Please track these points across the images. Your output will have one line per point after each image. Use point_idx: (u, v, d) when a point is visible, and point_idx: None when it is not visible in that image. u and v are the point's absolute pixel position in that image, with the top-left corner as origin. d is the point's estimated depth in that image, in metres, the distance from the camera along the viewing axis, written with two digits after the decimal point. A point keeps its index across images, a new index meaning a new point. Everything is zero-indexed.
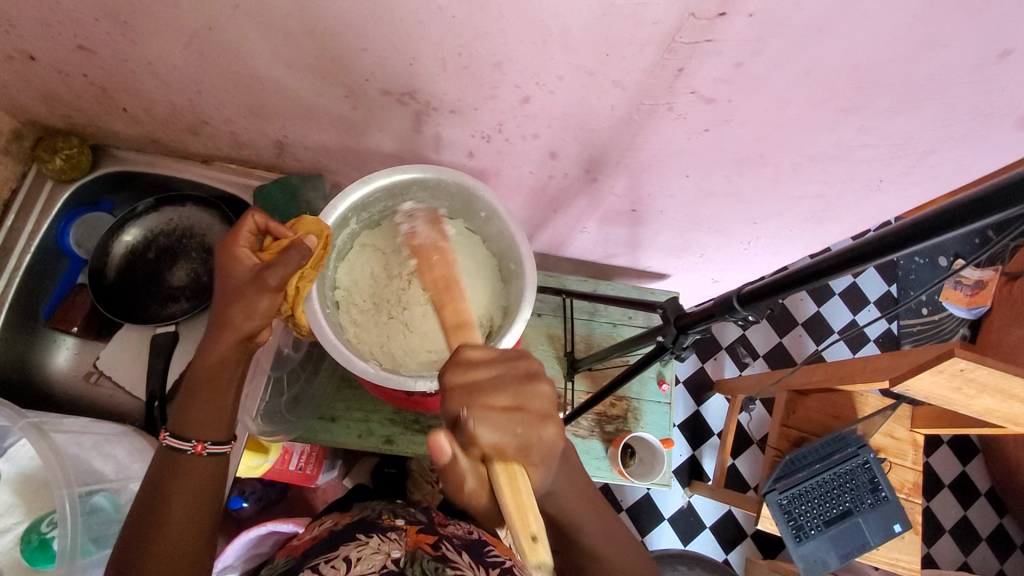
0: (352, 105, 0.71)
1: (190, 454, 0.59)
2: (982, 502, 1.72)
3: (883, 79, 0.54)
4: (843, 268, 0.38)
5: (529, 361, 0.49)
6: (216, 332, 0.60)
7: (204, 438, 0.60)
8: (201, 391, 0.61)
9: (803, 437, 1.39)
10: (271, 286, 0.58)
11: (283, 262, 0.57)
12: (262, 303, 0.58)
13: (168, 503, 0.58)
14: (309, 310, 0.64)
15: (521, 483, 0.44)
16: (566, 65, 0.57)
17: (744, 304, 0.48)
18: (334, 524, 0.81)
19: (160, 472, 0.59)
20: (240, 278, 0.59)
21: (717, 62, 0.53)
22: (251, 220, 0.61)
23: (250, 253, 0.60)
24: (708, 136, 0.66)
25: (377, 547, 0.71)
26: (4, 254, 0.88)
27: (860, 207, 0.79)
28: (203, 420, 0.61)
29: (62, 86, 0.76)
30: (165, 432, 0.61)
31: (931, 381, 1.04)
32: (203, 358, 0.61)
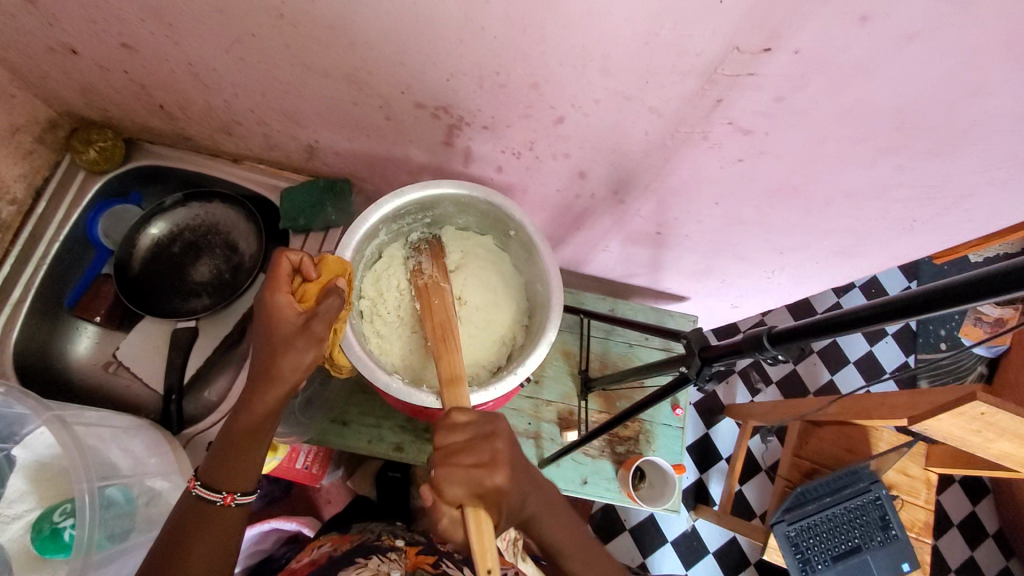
0: (386, 116, 0.71)
1: (219, 505, 0.58)
2: (992, 547, 1.68)
3: (925, 122, 0.53)
4: (873, 320, 0.37)
5: (496, 422, 0.53)
6: (261, 382, 0.58)
7: (232, 489, 0.59)
8: (238, 442, 0.59)
9: (815, 469, 1.38)
10: (319, 337, 0.56)
11: (328, 312, 0.56)
12: (309, 354, 0.57)
13: (192, 538, 0.57)
14: (348, 346, 0.62)
15: (483, 523, 0.48)
16: (604, 90, 0.57)
17: (775, 342, 0.47)
18: (332, 547, 0.82)
19: (185, 514, 0.58)
20: (284, 327, 0.56)
21: (758, 96, 0.53)
22: (287, 261, 0.58)
23: (290, 299, 0.57)
24: (741, 166, 0.65)
25: (376, 567, 0.72)
26: (33, 240, 0.89)
27: (889, 245, 0.78)
28: (236, 469, 0.59)
29: (101, 80, 0.77)
30: (195, 480, 0.59)
31: (950, 423, 1.02)
32: (246, 413, 0.59)
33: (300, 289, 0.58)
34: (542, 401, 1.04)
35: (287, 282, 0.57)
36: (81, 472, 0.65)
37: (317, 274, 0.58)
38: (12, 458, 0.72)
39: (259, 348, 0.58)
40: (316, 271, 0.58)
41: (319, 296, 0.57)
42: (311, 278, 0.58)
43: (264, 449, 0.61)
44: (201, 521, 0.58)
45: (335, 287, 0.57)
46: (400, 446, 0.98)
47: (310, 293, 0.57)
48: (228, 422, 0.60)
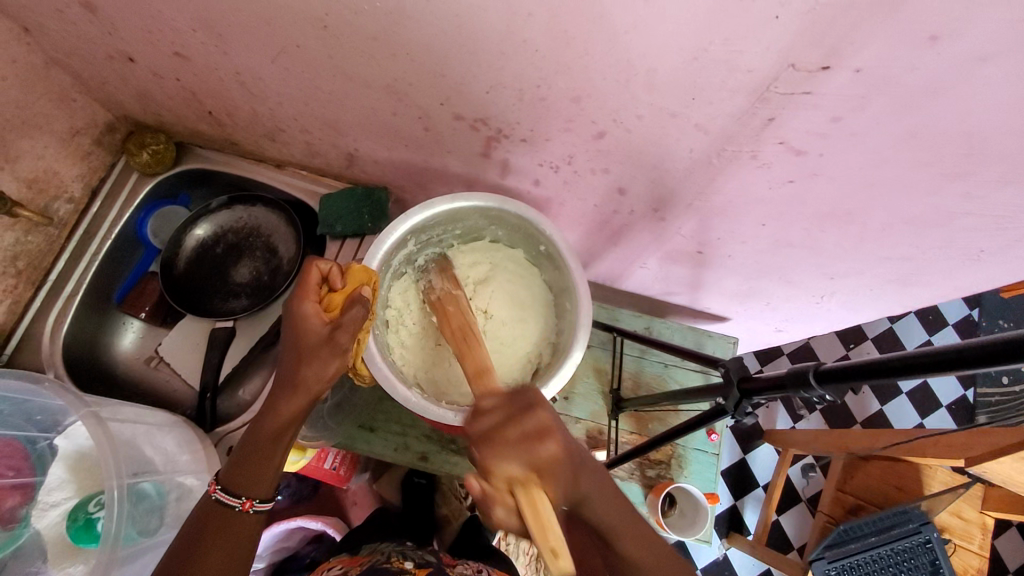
0: (425, 126, 0.71)
1: (238, 511, 0.58)
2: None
3: (999, 148, 0.49)
4: (944, 366, 0.35)
5: (533, 393, 0.49)
6: (287, 391, 0.58)
7: (253, 494, 0.59)
8: (260, 447, 0.59)
9: (859, 506, 1.29)
10: (344, 348, 0.57)
11: (353, 322, 0.57)
12: (333, 365, 0.57)
13: (209, 545, 0.57)
14: (370, 357, 0.62)
15: (543, 511, 0.42)
16: (647, 105, 0.55)
17: (822, 380, 0.45)
18: (342, 571, 0.81)
19: (205, 519, 0.58)
20: (310, 336, 0.56)
21: (813, 115, 0.50)
22: (317, 270, 0.58)
23: (318, 308, 0.57)
24: (792, 188, 0.62)
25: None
26: (87, 237, 0.93)
27: (952, 275, 0.73)
28: (256, 474, 0.59)
29: (155, 86, 0.80)
30: (216, 485, 0.60)
31: (1013, 467, 0.94)
32: (273, 418, 0.59)
33: (327, 299, 0.58)
34: (571, 419, 1.01)
35: (315, 291, 0.58)
36: (112, 468, 0.66)
37: (344, 283, 0.59)
38: (54, 447, 0.75)
39: (286, 355, 0.58)
40: (344, 280, 0.59)
41: (345, 305, 0.57)
42: (338, 287, 0.58)
43: (287, 455, 0.61)
44: (221, 530, 0.58)
45: (360, 296, 0.58)
46: (425, 456, 0.98)
47: (337, 302, 0.58)
48: (252, 426, 0.61)
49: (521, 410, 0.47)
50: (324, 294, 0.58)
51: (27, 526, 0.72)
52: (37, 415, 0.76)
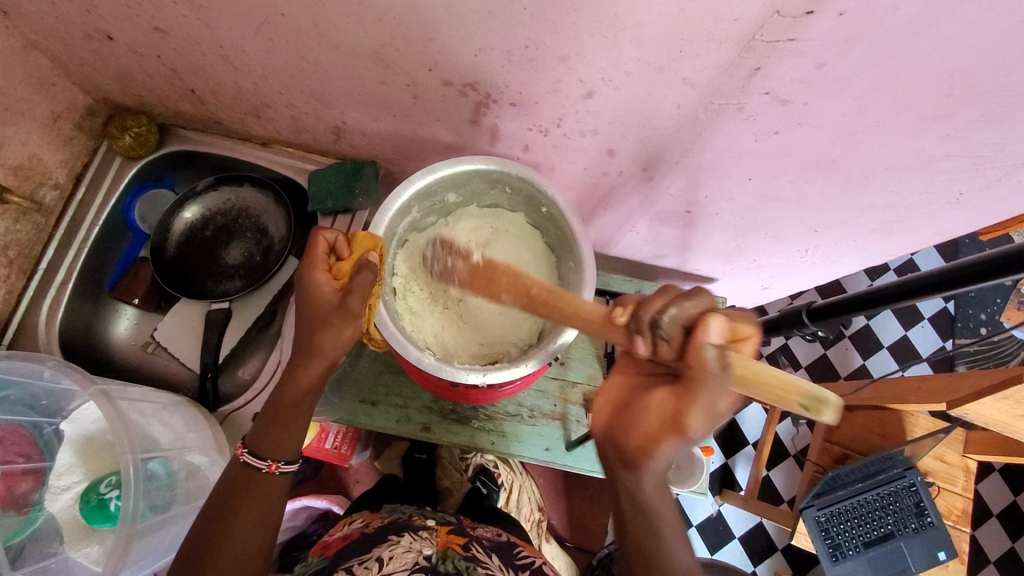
0: (413, 95, 0.71)
1: (264, 473, 0.60)
2: (996, 526, 1.72)
3: (977, 87, 0.51)
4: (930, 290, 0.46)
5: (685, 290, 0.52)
6: (304, 359, 0.59)
7: (277, 457, 0.60)
8: (282, 413, 0.61)
9: (846, 454, 1.35)
10: (355, 313, 0.56)
11: (362, 287, 0.56)
12: (348, 331, 0.57)
13: (240, 502, 0.58)
14: (381, 322, 0.63)
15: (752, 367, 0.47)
16: (635, 61, 0.56)
17: (803, 327, 0.50)
18: (364, 524, 0.84)
19: (234, 482, 0.60)
20: (321, 304, 0.57)
21: (798, 63, 0.51)
22: (324, 240, 0.59)
23: (328, 276, 0.57)
24: (777, 139, 0.63)
25: (408, 545, 0.74)
26: (74, 224, 0.92)
27: (932, 221, 0.75)
28: (283, 437, 0.61)
29: (135, 66, 0.79)
30: (243, 448, 0.61)
31: (994, 406, 0.99)
32: (291, 385, 0.60)
33: (336, 267, 0.58)
34: (568, 383, 1.04)
35: (323, 261, 0.58)
36: (126, 445, 0.67)
37: (350, 252, 0.59)
38: (61, 431, 0.75)
39: (300, 324, 0.59)
40: (350, 248, 0.59)
41: (352, 272, 0.57)
42: (344, 255, 0.59)
43: (306, 421, 0.62)
44: (249, 491, 0.59)
45: (367, 263, 0.58)
46: (427, 426, 1.00)
47: (345, 270, 0.58)
48: (270, 396, 0.62)
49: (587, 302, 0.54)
50: (332, 263, 0.58)
51: (40, 510, 0.73)
52: (42, 400, 0.76)
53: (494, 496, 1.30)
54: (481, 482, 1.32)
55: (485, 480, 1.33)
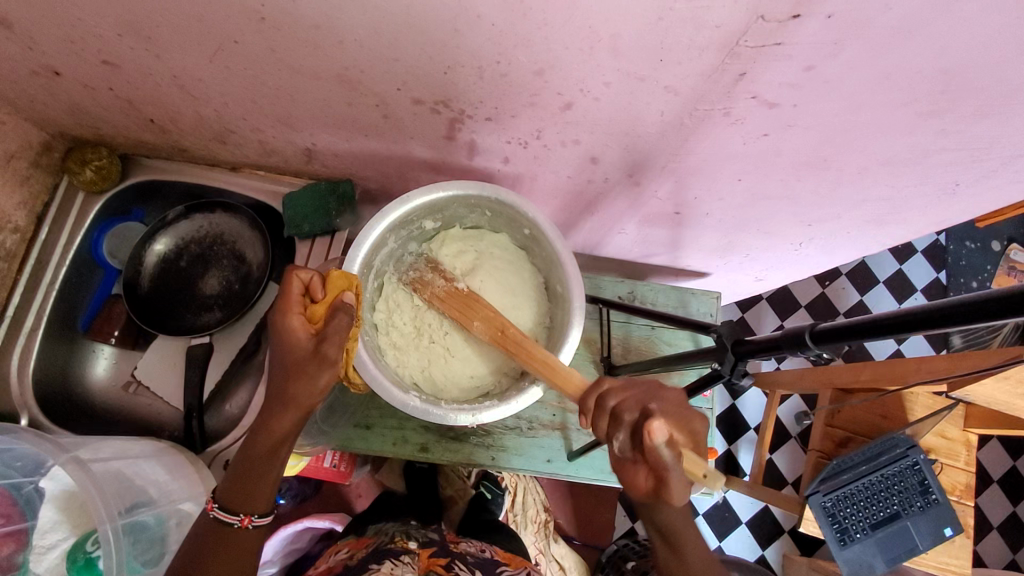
0: (383, 114, 0.67)
1: (237, 528, 0.57)
2: (997, 492, 1.74)
3: (974, 82, 0.48)
4: (930, 323, 0.37)
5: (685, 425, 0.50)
6: (278, 407, 0.56)
7: (251, 510, 0.57)
8: (255, 464, 0.57)
9: (849, 438, 1.34)
10: (331, 359, 0.54)
11: (338, 331, 0.53)
12: (323, 377, 0.54)
13: (212, 561, 0.56)
14: (361, 365, 0.60)
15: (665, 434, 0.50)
16: (614, 72, 0.53)
17: (818, 340, 0.45)
18: (348, 554, 0.82)
19: (205, 539, 0.56)
20: (296, 351, 0.54)
21: (785, 66, 0.48)
22: (298, 280, 0.54)
23: (302, 321, 0.53)
24: (767, 141, 0.61)
25: (389, 571, 0.71)
26: (41, 265, 0.88)
27: (928, 211, 0.73)
28: (255, 489, 0.57)
29: (88, 99, 0.74)
30: (213, 502, 0.58)
31: (996, 386, 0.98)
32: (263, 436, 0.57)
33: (311, 310, 0.54)
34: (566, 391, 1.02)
35: (298, 303, 0.54)
36: (103, 508, 0.64)
37: (325, 294, 0.54)
38: (41, 490, 0.72)
39: (274, 370, 0.56)
40: (324, 289, 0.55)
41: (327, 316, 0.54)
42: (319, 298, 0.54)
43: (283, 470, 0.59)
44: (218, 547, 0.56)
45: (344, 305, 0.54)
46: (425, 447, 0.98)
47: (321, 313, 0.54)
48: (244, 445, 0.58)
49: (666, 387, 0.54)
50: (307, 305, 0.54)
51: (26, 573, 0.70)
52: (17, 463, 0.73)
53: (498, 500, 1.30)
54: (485, 488, 1.32)
55: (489, 485, 1.34)
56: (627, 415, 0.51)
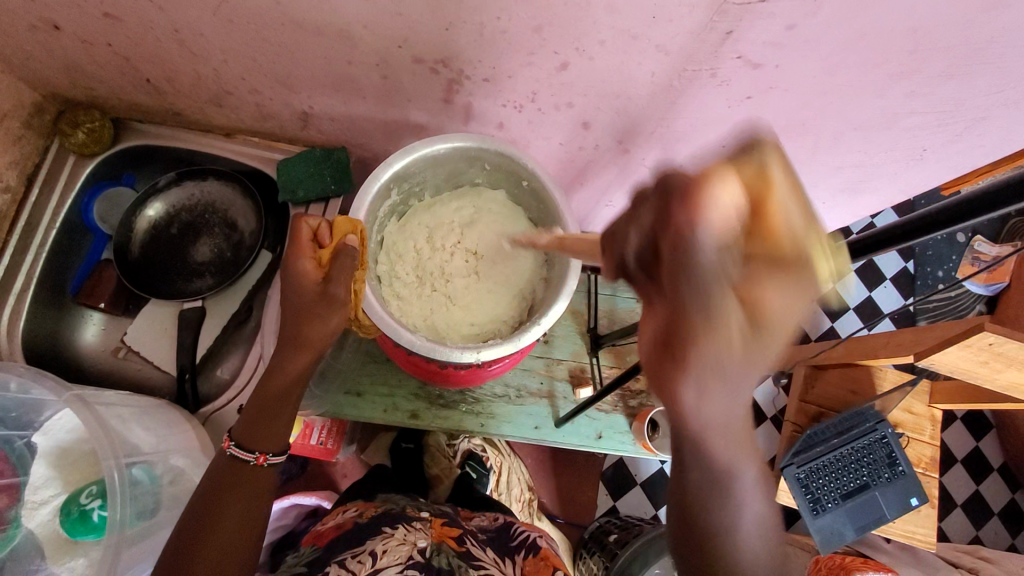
0: (382, 74, 0.69)
1: (252, 465, 0.58)
2: (961, 470, 1.83)
3: (941, 41, 0.52)
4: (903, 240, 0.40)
5: (752, 165, 0.34)
6: (292, 349, 0.57)
7: (266, 449, 0.59)
8: (268, 405, 0.59)
9: (821, 412, 1.42)
10: (339, 300, 0.55)
11: (344, 273, 0.55)
12: (334, 319, 0.56)
13: (226, 500, 0.56)
14: (368, 306, 0.61)
15: (770, 306, 0.34)
16: (609, 29, 0.56)
17: (798, 273, 0.49)
18: (358, 512, 0.84)
19: (220, 473, 0.58)
20: (306, 293, 0.55)
21: (769, 25, 0.52)
22: (306, 225, 0.57)
23: (312, 264, 0.56)
24: (750, 104, 0.64)
25: (403, 538, 0.75)
26: (31, 229, 0.88)
27: (899, 179, 0.78)
28: (267, 430, 0.59)
29: (85, 56, 0.75)
30: (229, 441, 0.59)
31: (959, 354, 1.04)
32: (268, 382, 0.59)
33: (318, 255, 0.57)
34: (553, 360, 1.05)
35: (308, 248, 0.56)
36: (109, 452, 0.66)
37: (331, 238, 0.57)
38: (32, 445, 0.73)
39: (285, 316, 0.57)
40: (331, 234, 0.57)
41: (332, 258, 0.55)
42: (325, 243, 0.57)
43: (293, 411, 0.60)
44: (235, 484, 0.57)
45: (347, 247, 0.56)
46: (415, 413, 1.00)
47: (327, 257, 0.56)
48: (258, 386, 0.60)
49: (751, 158, 0.35)
50: (316, 249, 0.57)
51: (18, 527, 0.70)
52: (11, 412, 0.72)
53: (483, 479, 1.32)
54: (471, 467, 1.34)
55: (475, 464, 1.36)
56: (678, 186, 0.34)
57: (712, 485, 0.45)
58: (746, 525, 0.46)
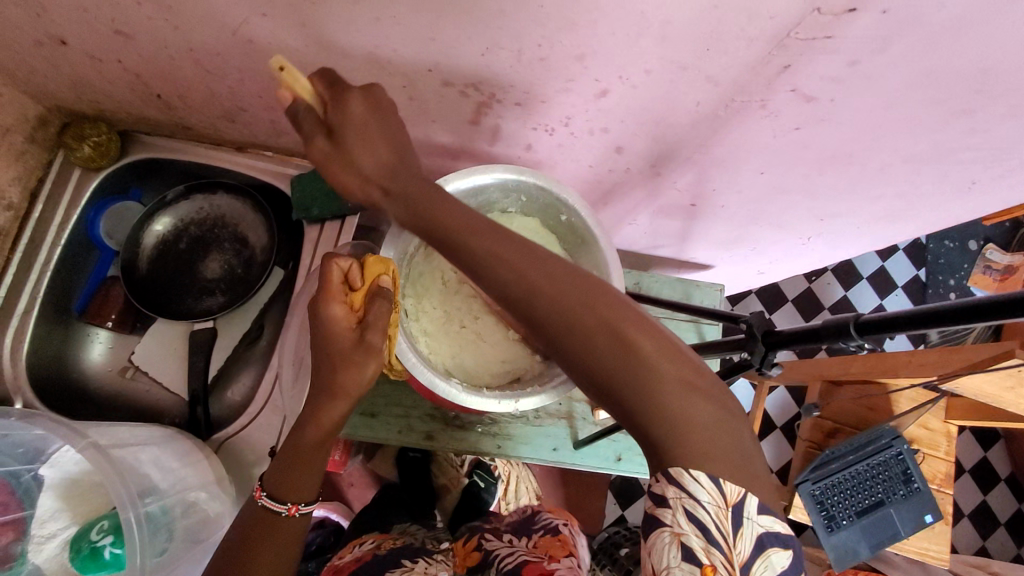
0: (409, 96, 0.66)
1: (285, 515, 0.57)
2: (969, 481, 1.82)
3: (1012, 81, 0.49)
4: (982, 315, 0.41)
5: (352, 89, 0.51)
6: (326, 398, 0.54)
7: (298, 499, 0.57)
8: (302, 455, 0.57)
9: (837, 429, 1.39)
10: (377, 348, 0.53)
11: (381, 318, 0.53)
12: (370, 367, 0.53)
13: (254, 555, 0.55)
14: (401, 353, 0.62)
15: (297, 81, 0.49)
16: (657, 59, 0.52)
17: (861, 331, 0.49)
18: (375, 545, 0.82)
19: (251, 526, 0.57)
20: (340, 341, 0.53)
21: (831, 60, 0.49)
22: (337, 267, 0.54)
23: (345, 309, 0.53)
24: (798, 135, 0.61)
25: (424, 571, 0.74)
26: (34, 246, 0.84)
27: (940, 208, 0.75)
28: (298, 480, 0.57)
29: (93, 71, 0.71)
30: (260, 491, 0.58)
31: (985, 379, 1.02)
32: (301, 436, 0.56)
33: (350, 298, 0.54)
34: None
35: (340, 292, 0.53)
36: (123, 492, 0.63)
37: (363, 280, 0.54)
38: (41, 478, 0.70)
39: (316, 363, 0.54)
40: (363, 276, 0.55)
41: (367, 302, 0.54)
42: (357, 285, 0.54)
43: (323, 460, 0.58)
44: (266, 538, 0.56)
45: (381, 291, 0.55)
46: (431, 435, 0.97)
47: (360, 301, 0.54)
48: (290, 437, 0.57)
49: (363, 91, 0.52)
50: (347, 292, 0.54)
51: (23, 563, 0.67)
52: (20, 448, 0.70)
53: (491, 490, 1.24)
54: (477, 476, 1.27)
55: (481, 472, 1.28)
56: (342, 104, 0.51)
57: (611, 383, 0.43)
58: (674, 415, 0.42)
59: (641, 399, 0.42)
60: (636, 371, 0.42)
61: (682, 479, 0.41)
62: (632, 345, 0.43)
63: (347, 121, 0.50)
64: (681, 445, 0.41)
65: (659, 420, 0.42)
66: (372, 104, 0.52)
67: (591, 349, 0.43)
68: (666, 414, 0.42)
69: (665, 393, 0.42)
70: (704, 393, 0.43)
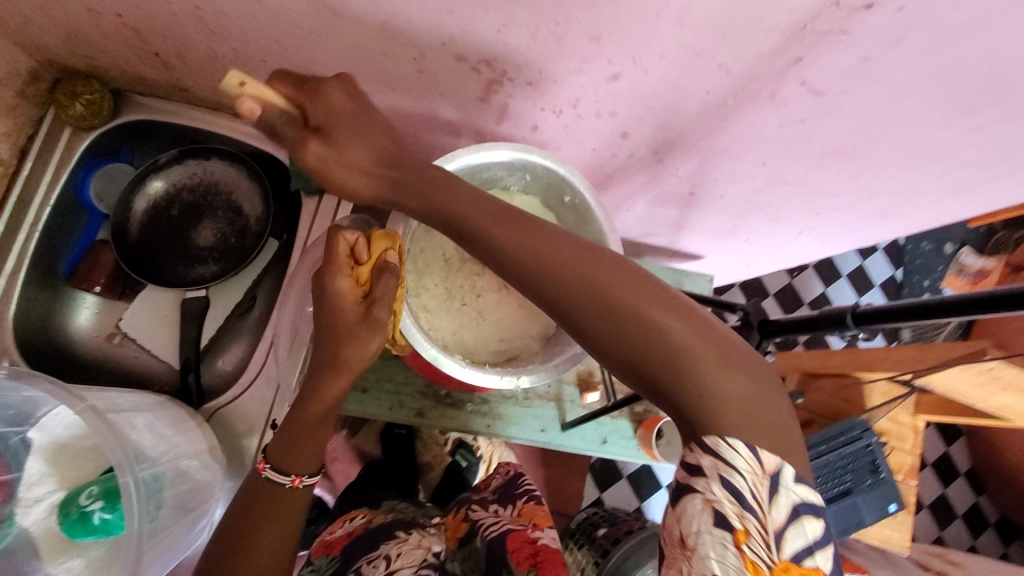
0: (418, 68, 0.65)
1: (289, 488, 0.59)
2: (931, 474, 1.90)
3: (1013, 84, 0.51)
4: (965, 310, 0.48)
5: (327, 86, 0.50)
6: (329, 371, 0.56)
7: (302, 472, 0.60)
8: (306, 428, 0.59)
9: (812, 420, 1.44)
10: (382, 323, 0.53)
11: (388, 294, 0.53)
12: (374, 342, 0.55)
13: (257, 528, 0.58)
14: (405, 330, 0.62)
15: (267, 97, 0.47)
16: (674, 44, 0.53)
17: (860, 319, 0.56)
18: (366, 519, 0.82)
19: (254, 495, 0.59)
20: (347, 315, 0.53)
21: (843, 54, 0.50)
22: (344, 240, 0.53)
23: (351, 283, 0.53)
24: (802, 128, 0.62)
25: (416, 542, 0.75)
26: (21, 205, 0.81)
27: (928, 208, 0.78)
28: (298, 453, 0.59)
29: (91, 25, 0.68)
30: (265, 463, 0.60)
31: (958, 375, 1.06)
32: (305, 409, 0.58)
33: (356, 272, 0.54)
34: None
35: (347, 265, 0.53)
36: (120, 457, 0.62)
37: (369, 254, 0.54)
38: (28, 441, 0.69)
39: (320, 337, 0.55)
40: (369, 250, 0.54)
41: (374, 277, 0.53)
42: (364, 259, 0.53)
43: (325, 430, 0.60)
44: (267, 509, 0.58)
45: (389, 265, 0.54)
46: (421, 412, 0.97)
47: (367, 275, 0.54)
48: (292, 409, 0.59)
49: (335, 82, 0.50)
50: (354, 266, 0.53)
51: (12, 526, 0.67)
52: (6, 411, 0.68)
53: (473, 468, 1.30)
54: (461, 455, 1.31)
55: (464, 452, 1.33)
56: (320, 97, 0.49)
57: (656, 371, 0.46)
58: (719, 389, 0.45)
59: (690, 377, 0.45)
60: (680, 357, 0.45)
61: (716, 445, 0.44)
62: (641, 313, 0.46)
63: (333, 119, 0.49)
64: (715, 416, 0.45)
65: (704, 392, 0.45)
66: (351, 99, 0.50)
67: (642, 343, 0.46)
68: (704, 390, 0.45)
69: (703, 370, 0.45)
70: (736, 367, 0.46)
